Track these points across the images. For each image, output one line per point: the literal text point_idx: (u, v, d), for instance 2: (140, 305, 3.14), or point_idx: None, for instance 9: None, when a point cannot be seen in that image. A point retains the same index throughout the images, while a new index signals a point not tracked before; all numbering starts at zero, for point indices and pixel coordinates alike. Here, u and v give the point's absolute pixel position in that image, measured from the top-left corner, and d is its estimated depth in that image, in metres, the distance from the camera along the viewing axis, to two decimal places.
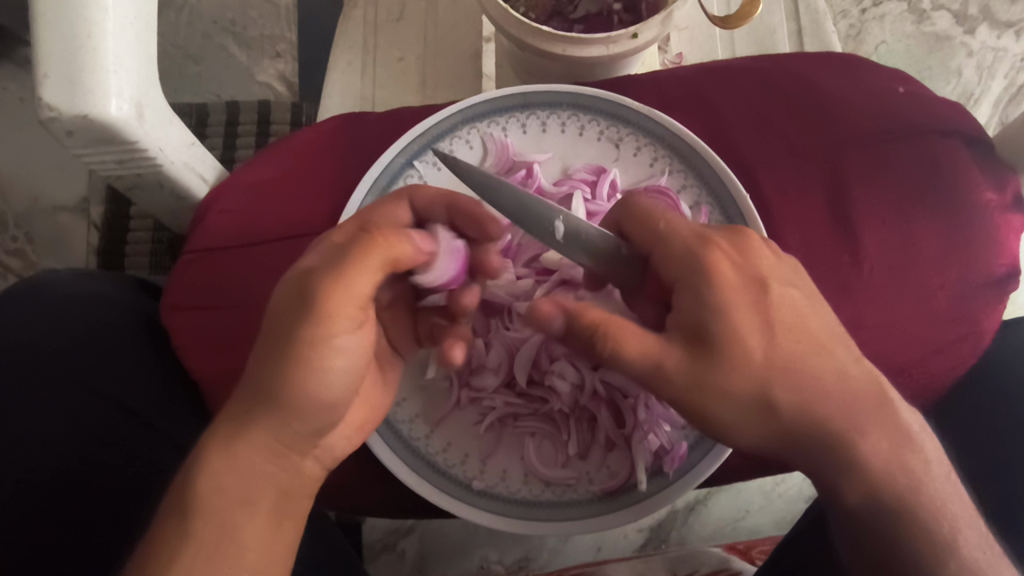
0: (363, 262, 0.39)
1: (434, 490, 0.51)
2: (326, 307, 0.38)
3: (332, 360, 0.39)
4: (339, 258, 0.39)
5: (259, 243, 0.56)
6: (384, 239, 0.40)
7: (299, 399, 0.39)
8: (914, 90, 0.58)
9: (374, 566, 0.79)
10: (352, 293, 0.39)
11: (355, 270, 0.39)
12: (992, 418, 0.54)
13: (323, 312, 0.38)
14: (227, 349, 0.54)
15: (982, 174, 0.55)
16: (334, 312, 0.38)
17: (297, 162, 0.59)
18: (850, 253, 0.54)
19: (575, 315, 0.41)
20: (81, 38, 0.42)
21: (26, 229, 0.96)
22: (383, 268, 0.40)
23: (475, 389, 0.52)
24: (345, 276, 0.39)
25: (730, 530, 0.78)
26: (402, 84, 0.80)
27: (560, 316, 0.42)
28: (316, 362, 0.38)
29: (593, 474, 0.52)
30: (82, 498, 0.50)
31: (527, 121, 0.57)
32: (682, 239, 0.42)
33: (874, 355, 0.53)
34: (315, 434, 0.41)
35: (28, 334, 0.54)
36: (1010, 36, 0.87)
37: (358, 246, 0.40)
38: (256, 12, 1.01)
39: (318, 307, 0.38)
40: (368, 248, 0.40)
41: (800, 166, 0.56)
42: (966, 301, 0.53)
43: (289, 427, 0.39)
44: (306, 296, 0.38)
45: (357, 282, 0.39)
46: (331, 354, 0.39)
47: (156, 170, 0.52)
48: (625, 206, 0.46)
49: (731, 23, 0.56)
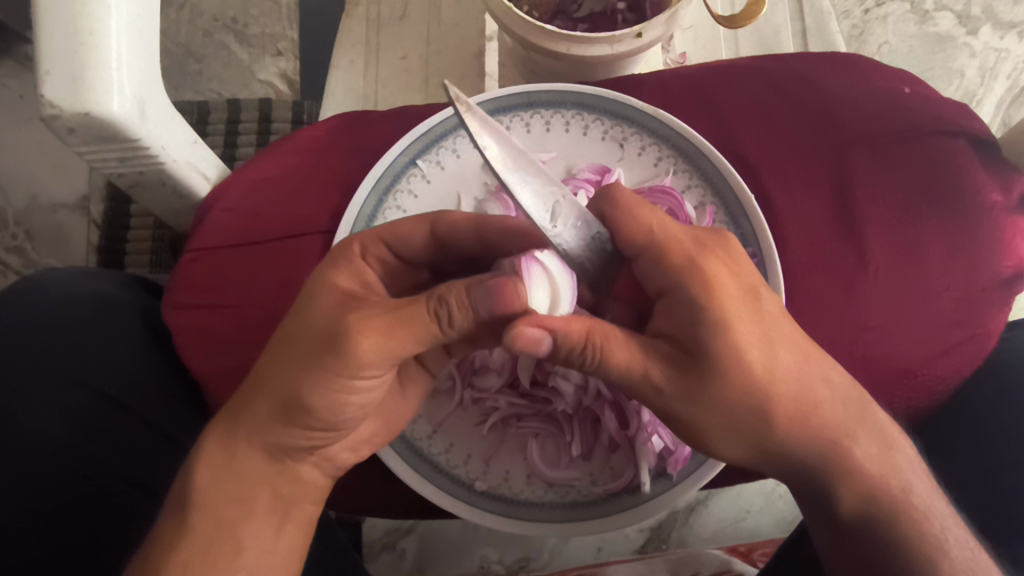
0: (408, 334, 0.37)
1: (437, 491, 0.50)
2: (352, 351, 0.36)
3: (350, 395, 0.38)
4: (391, 321, 0.37)
5: (263, 247, 0.56)
6: (434, 320, 0.36)
7: (307, 416, 0.39)
8: (920, 90, 0.58)
9: (374, 565, 0.79)
10: (383, 348, 0.37)
11: (399, 338, 0.37)
12: (985, 422, 0.54)
13: (353, 361, 0.37)
14: (227, 353, 0.54)
15: (988, 175, 0.55)
16: (361, 359, 0.37)
17: (301, 161, 0.59)
18: (856, 254, 0.54)
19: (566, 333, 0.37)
20: (83, 35, 0.42)
21: (25, 226, 0.95)
22: (422, 341, 0.37)
23: (478, 389, 0.52)
24: (385, 341, 0.37)
25: (731, 530, 0.78)
26: (404, 83, 0.79)
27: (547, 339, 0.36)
28: (334, 394, 0.38)
29: (597, 475, 0.52)
30: (83, 498, 0.50)
31: (531, 120, 0.56)
32: (676, 241, 0.40)
33: (879, 356, 0.52)
34: (312, 446, 0.41)
35: (28, 332, 0.54)
36: (1013, 37, 0.87)
37: (412, 317, 0.37)
38: (258, 10, 1.01)
39: (348, 356, 0.36)
40: (417, 323, 0.37)
41: (806, 167, 0.56)
42: (971, 303, 0.53)
43: (294, 439, 0.40)
44: (339, 339, 0.37)
45: (393, 349, 0.37)
46: (353, 391, 0.38)
47: (158, 168, 0.52)
48: (609, 192, 0.43)
49: (735, 23, 0.56)
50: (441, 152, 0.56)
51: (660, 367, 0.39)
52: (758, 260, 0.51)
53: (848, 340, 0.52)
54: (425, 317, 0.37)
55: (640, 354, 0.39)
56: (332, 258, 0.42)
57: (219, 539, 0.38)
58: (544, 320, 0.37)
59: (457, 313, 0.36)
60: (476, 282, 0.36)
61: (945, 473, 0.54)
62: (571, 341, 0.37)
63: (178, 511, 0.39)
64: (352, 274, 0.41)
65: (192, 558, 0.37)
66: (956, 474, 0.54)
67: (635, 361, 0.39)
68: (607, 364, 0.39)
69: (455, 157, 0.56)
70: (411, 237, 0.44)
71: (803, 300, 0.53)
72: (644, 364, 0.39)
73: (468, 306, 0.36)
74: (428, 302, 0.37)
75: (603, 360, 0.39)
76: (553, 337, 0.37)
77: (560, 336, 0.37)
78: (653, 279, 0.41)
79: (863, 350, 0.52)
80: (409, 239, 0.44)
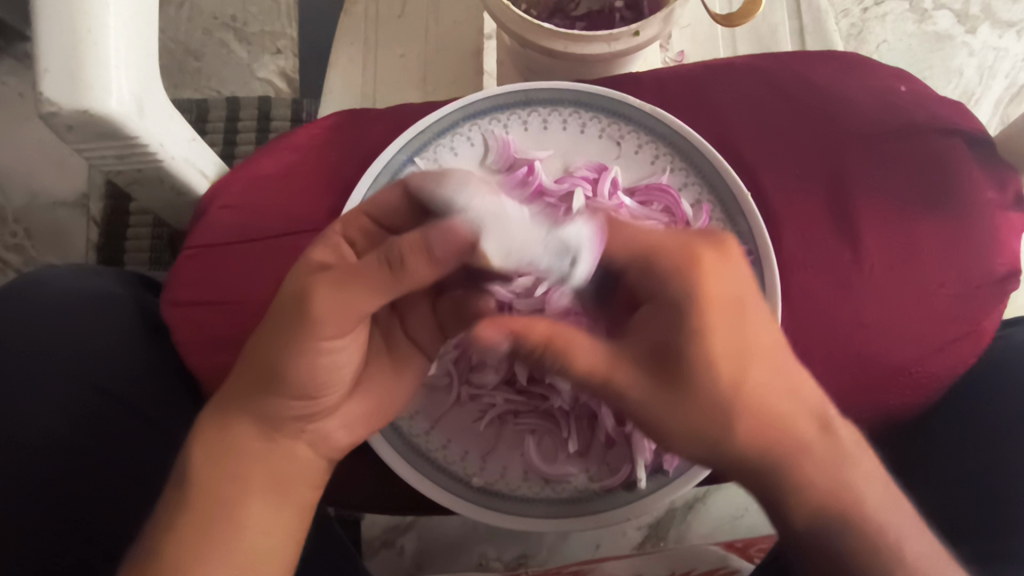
0: (364, 287, 0.38)
1: (434, 488, 0.51)
2: (311, 313, 0.38)
3: (319, 357, 0.39)
4: (351, 277, 0.38)
5: (260, 241, 0.56)
6: (388, 266, 0.38)
7: (288, 386, 0.40)
8: (916, 88, 0.58)
9: (373, 562, 0.79)
10: (343, 304, 0.38)
11: (355, 291, 0.38)
12: (974, 420, 0.54)
13: (314, 321, 0.38)
14: (223, 348, 0.54)
15: (983, 173, 0.55)
16: (320, 317, 0.38)
17: (299, 157, 0.59)
18: (851, 251, 0.54)
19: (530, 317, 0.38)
20: (81, 33, 0.42)
21: (25, 223, 0.96)
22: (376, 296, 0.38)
23: (475, 385, 0.53)
24: (342, 296, 0.38)
25: (729, 527, 0.79)
26: (402, 81, 0.80)
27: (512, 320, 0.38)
28: (306, 358, 0.39)
29: (593, 471, 0.52)
30: (78, 493, 0.49)
31: (529, 118, 0.57)
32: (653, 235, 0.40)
33: (874, 353, 0.53)
34: (304, 420, 0.41)
35: (25, 328, 0.54)
36: (1011, 36, 0.87)
37: (371, 270, 0.38)
38: (257, 8, 1.01)
39: (311, 318, 0.38)
40: (371, 274, 0.38)
41: (802, 165, 0.56)
42: (966, 301, 0.53)
43: (272, 415, 0.41)
44: (302, 302, 0.38)
45: (349, 301, 0.38)
46: (324, 354, 0.39)
47: (156, 166, 0.52)
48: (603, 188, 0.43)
49: (733, 21, 0.56)
50: (439, 149, 0.56)
51: (622, 367, 0.40)
52: (754, 257, 0.52)
53: (843, 338, 0.53)
54: (379, 265, 0.38)
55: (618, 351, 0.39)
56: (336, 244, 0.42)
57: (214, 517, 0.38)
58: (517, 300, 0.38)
59: (416, 262, 0.37)
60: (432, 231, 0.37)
61: (930, 475, 0.53)
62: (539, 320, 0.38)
63: (176, 493, 0.39)
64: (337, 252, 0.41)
65: (190, 535, 0.38)
66: (941, 476, 0.53)
67: (599, 365, 0.40)
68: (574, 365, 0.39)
69: (452, 155, 0.56)
70: (394, 205, 0.44)
71: (798, 299, 0.53)
72: (607, 368, 0.40)
73: (423, 251, 0.37)
74: (379, 254, 0.38)
75: (567, 366, 0.40)
76: (514, 339, 0.39)
77: (522, 340, 0.39)
78: (643, 282, 0.41)
79: (858, 348, 0.53)
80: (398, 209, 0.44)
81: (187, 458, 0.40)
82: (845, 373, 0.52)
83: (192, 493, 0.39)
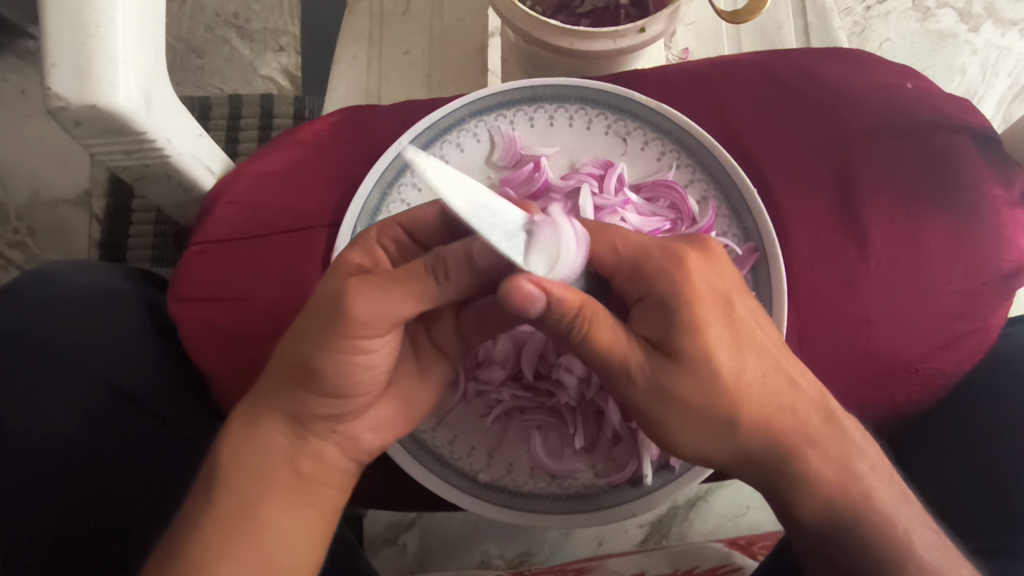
0: (401, 294, 0.38)
1: (444, 485, 0.51)
2: (353, 316, 0.37)
3: (358, 357, 0.39)
4: (393, 279, 0.38)
5: (267, 237, 0.56)
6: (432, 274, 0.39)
7: (318, 386, 0.39)
8: (922, 85, 0.58)
9: (375, 560, 0.79)
10: (387, 310, 0.38)
11: (395, 294, 0.38)
12: (974, 420, 0.54)
13: (352, 322, 0.37)
14: (233, 343, 0.54)
15: (990, 171, 0.55)
16: (361, 321, 0.37)
17: (305, 153, 0.59)
18: (858, 248, 0.54)
19: (561, 300, 0.36)
20: (90, 28, 0.42)
21: (27, 221, 0.96)
22: (411, 298, 0.38)
23: (482, 381, 0.52)
24: (383, 299, 0.38)
25: (731, 526, 0.79)
26: (406, 78, 0.80)
27: (542, 301, 0.36)
28: (340, 360, 0.39)
29: (599, 467, 0.52)
30: (88, 488, 0.49)
31: (535, 114, 0.57)
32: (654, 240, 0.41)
33: (880, 350, 0.53)
34: (333, 420, 0.41)
35: (32, 324, 0.54)
36: (1015, 34, 0.88)
37: (414, 274, 0.39)
38: (260, 5, 1.01)
39: (350, 319, 0.37)
40: (414, 281, 0.38)
41: (808, 161, 0.56)
42: (972, 297, 0.53)
43: (305, 412, 0.41)
44: (340, 303, 0.38)
45: (390, 306, 0.38)
46: (358, 352, 0.39)
47: (164, 161, 0.52)
48: None
49: (739, 18, 0.55)
50: (445, 146, 0.56)
51: (638, 353, 0.39)
52: (760, 254, 0.52)
53: (850, 334, 0.53)
54: (423, 273, 0.39)
55: (625, 340, 0.39)
56: (354, 242, 0.43)
57: (229, 515, 0.38)
58: (544, 281, 0.35)
59: (454, 269, 0.38)
60: (474, 243, 0.39)
61: (933, 478, 0.54)
62: (566, 309, 0.36)
63: (202, 497, 0.39)
64: (366, 252, 0.42)
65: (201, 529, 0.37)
66: (944, 473, 0.53)
67: (617, 343, 0.39)
68: (590, 342, 0.38)
69: (458, 151, 0.56)
70: (419, 217, 0.44)
71: (803, 294, 0.53)
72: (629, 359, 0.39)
73: (465, 263, 0.38)
74: (427, 259, 0.39)
75: (589, 337, 0.38)
76: (549, 300, 0.36)
77: (556, 302, 0.36)
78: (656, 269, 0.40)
79: (865, 343, 0.53)
80: (430, 227, 0.44)
81: (215, 458, 0.40)
82: (850, 369, 0.52)
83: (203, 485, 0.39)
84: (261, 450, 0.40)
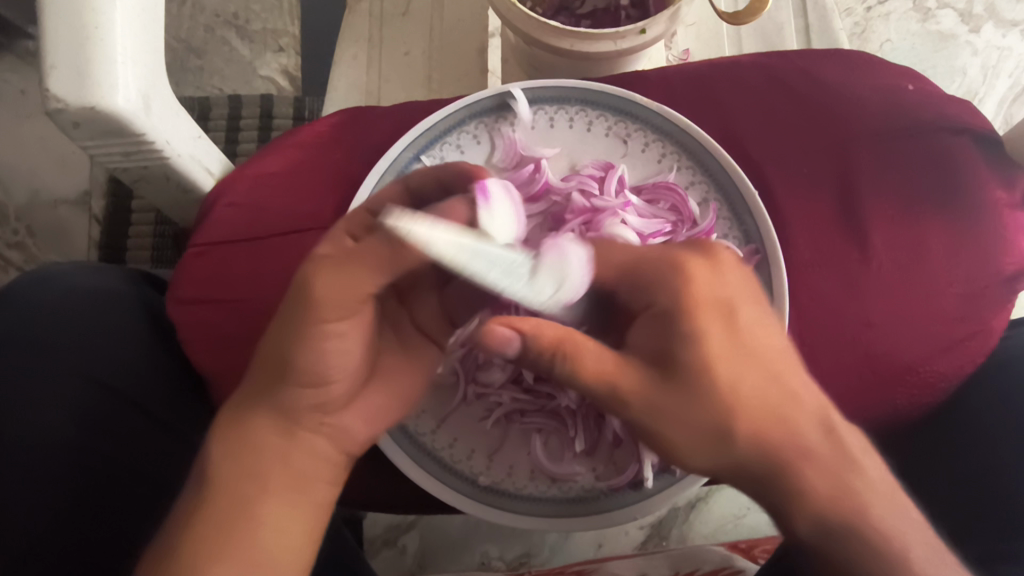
0: (358, 267, 0.40)
1: (443, 488, 0.50)
2: (311, 292, 0.40)
3: (327, 341, 0.41)
4: (349, 259, 0.40)
5: (266, 239, 0.56)
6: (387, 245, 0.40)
7: (295, 373, 0.41)
8: (924, 86, 0.58)
9: (375, 561, 0.79)
10: (344, 284, 0.40)
11: (351, 271, 0.40)
12: (977, 423, 0.54)
13: (315, 301, 0.40)
14: (231, 346, 0.54)
15: (991, 173, 0.55)
16: (320, 297, 0.40)
17: (305, 154, 0.59)
18: (859, 250, 0.54)
19: (535, 338, 0.38)
20: (89, 29, 0.42)
21: (27, 221, 0.95)
22: (368, 271, 0.40)
23: (482, 385, 0.52)
24: (341, 276, 0.40)
25: (731, 528, 0.79)
26: (407, 79, 0.80)
27: (516, 339, 0.38)
28: (312, 343, 0.40)
29: (600, 470, 0.52)
30: (87, 490, 0.49)
31: (535, 116, 0.56)
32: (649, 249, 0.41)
33: (882, 353, 0.52)
34: (321, 410, 0.42)
35: (30, 326, 0.54)
36: (1016, 35, 0.87)
37: (369, 250, 0.40)
38: (259, 6, 1.01)
39: (314, 300, 0.40)
40: (370, 253, 0.40)
41: (809, 163, 0.56)
42: (974, 300, 0.53)
43: (293, 407, 0.41)
44: None
45: (351, 282, 0.40)
46: (328, 337, 0.40)
47: (162, 163, 0.52)
48: None
49: (740, 19, 0.55)
50: (445, 148, 0.56)
51: (628, 359, 0.39)
52: (761, 257, 0.52)
53: (851, 337, 0.52)
54: (378, 246, 0.40)
55: (613, 365, 0.39)
56: None
57: (226, 520, 0.38)
58: (516, 323, 0.39)
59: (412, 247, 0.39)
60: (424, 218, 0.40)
61: (935, 482, 0.53)
62: (542, 346, 0.38)
63: (196, 495, 0.38)
64: None
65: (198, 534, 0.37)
66: (948, 476, 0.53)
67: (607, 365, 0.39)
68: (578, 376, 0.39)
69: (458, 153, 0.56)
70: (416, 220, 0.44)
71: (805, 297, 0.53)
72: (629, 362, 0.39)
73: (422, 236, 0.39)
74: (378, 236, 0.40)
75: (575, 374, 0.39)
76: (523, 340, 0.38)
77: (530, 340, 0.38)
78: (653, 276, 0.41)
79: (866, 346, 0.52)
80: None
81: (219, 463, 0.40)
82: (851, 372, 0.52)
83: (201, 490, 0.39)
84: (253, 448, 0.40)
